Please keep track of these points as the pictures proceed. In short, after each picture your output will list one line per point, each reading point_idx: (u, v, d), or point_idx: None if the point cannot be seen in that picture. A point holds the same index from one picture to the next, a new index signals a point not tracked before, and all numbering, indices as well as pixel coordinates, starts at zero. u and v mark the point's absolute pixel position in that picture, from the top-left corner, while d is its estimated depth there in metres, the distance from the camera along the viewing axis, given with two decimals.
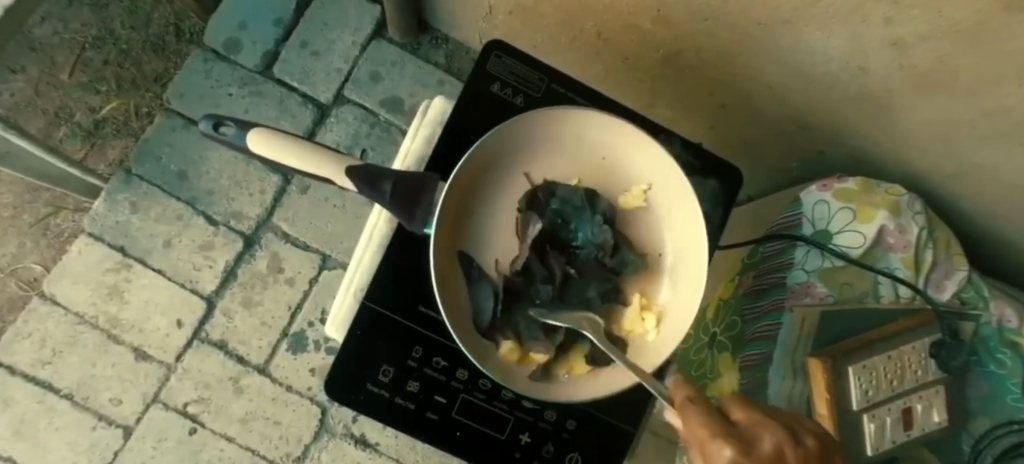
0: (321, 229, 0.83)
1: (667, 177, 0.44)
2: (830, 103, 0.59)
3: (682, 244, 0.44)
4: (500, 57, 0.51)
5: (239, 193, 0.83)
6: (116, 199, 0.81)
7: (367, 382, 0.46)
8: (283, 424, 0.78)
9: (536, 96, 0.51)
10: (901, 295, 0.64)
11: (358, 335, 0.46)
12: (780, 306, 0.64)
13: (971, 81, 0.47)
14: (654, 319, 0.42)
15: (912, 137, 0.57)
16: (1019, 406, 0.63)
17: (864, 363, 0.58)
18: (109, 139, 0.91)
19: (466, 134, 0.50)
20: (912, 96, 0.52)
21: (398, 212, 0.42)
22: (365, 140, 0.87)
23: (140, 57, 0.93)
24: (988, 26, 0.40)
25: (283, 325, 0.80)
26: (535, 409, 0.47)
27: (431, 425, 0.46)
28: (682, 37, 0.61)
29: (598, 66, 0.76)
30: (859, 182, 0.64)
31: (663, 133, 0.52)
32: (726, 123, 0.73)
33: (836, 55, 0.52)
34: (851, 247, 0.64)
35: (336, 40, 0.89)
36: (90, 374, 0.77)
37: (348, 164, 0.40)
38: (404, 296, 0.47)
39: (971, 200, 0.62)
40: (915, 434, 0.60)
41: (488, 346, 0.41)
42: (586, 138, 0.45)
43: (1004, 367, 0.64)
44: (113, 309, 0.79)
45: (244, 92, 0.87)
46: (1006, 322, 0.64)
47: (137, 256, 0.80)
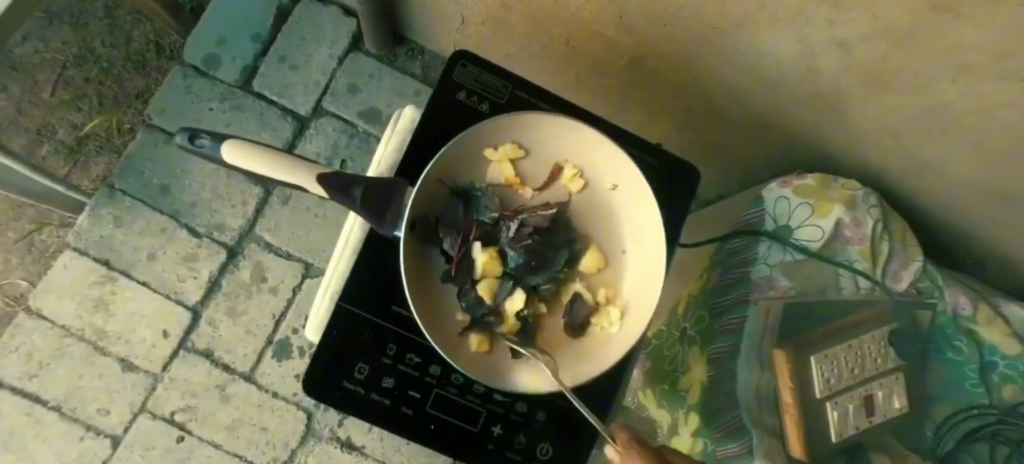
0: (303, 239, 0.85)
1: (625, 174, 0.47)
2: (785, 102, 0.62)
3: (639, 233, 0.48)
4: (466, 66, 0.53)
5: (221, 205, 0.85)
6: (101, 214, 0.83)
7: (343, 379, 0.48)
8: (270, 429, 0.79)
9: (501, 103, 0.53)
10: (861, 286, 0.67)
11: (334, 335, 0.48)
12: (746, 299, 0.67)
13: (910, 79, 0.50)
14: (618, 311, 0.46)
15: (864, 133, 0.60)
16: (978, 390, 0.66)
17: (824, 353, 0.61)
18: (92, 155, 0.92)
19: (434, 138, 0.51)
20: (859, 94, 0.55)
21: (367, 216, 0.44)
22: (344, 151, 0.89)
23: (120, 74, 0.94)
24: (917, 25, 0.42)
25: (267, 333, 0.82)
26: (506, 401, 0.49)
27: (406, 419, 0.48)
28: (644, 42, 0.64)
29: (567, 73, 0.78)
30: (817, 178, 0.66)
31: (625, 136, 0.54)
32: (691, 125, 0.75)
33: (785, 56, 0.54)
34: (811, 240, 0.67)
35: (314, 54, 0.91)
36: (77, 385, 0.78)
37: (318, 172, 0.42)
38: (378, 297, 0.49)
39: (923, 193, 0.65)
40: (878, 420, 0.63)
41: (463, 342, 0.45)
42: (546, 139, 0.48)
43: (961, 353, 0.67)
44: (99, 321, 0.80)
45: (224, 106, 0.89)
46: (961, 311, 0.67)
47: (122, 269, 0.82)
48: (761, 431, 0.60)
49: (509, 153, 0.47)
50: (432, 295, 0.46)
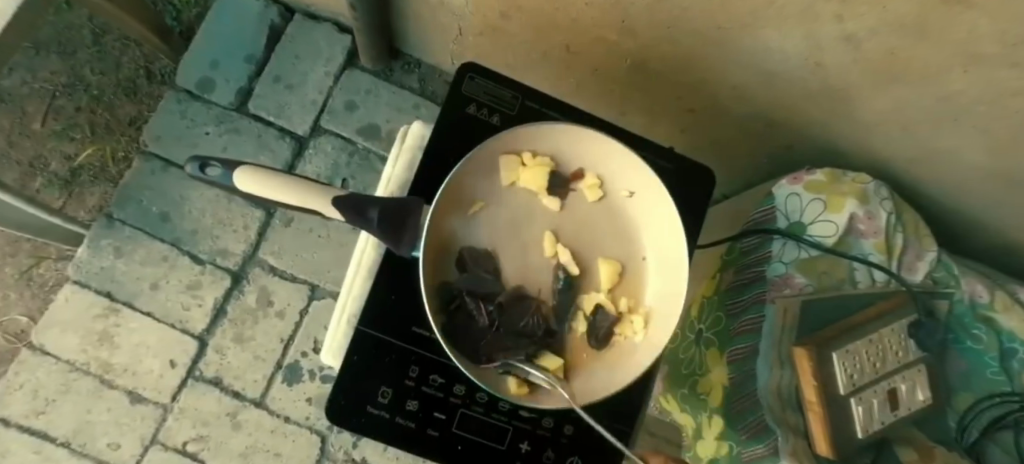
0: (307, 260, 0.84)
1: (643, 181, 0.46)
2: (793, 99, 0.61)
3: (659, 239, 0.47)
4: (474, 79, 0.52)
5: (223, 230, 0.84)
6: (100, 245, 0.81)
7: (367, 404, 0.47)
8: (284, 455, 0.78)
9: (512, 113, 0.52)
10: (876, 280, 0.66)
11: (356, 360, 0.47)
12: (763, 298, 0.66)
13: (921, 71, 0.49)
14: (641, 321, 0.45)
15: (874, 125, 0.60)
16: (998, 378, 0.66)
17: (847, 348, 0.60)
18: (87, 186, 0.91)
19: (445, 153, 0.51)
20: (870, 87, 0.54)
21: (386, 239, 0.43)
22: (345, 169, 0.88)
23: (112, 101, 0.93)
24: (929, 18, 0.42)
25: (277, 357, 0.80)
26: (532, 417, 0.48)
27: (432, 441, 0.47)
28: (648, 45, 0.63)
29: (569, 79, 0.78)
30: (826, 173, 0.67)
31: (638, 141, 0.53)
32: (696, 126, 0.75)
33: (794, 53, 0.54)
34: (825, 236, 0.66)
35: (308, 72, 0.90)
36: (85, 420, 0.76)
37: (334, 195, 0.41)
38: (397, 318, 0.48)
39: (934, 182, 0.65)
40: (902, 414, 0.63)
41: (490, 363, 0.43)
42: (561, 147, 0.47)
43: (980, 342, 0.67)
44: (105, 354, 0.78)
45: (221, 130, 0.87)
46: (978, 298, 0.67)
47: (125, 300, 0.80)
48: (785, 430, 0.58)
49: (541, 163, 0.46)
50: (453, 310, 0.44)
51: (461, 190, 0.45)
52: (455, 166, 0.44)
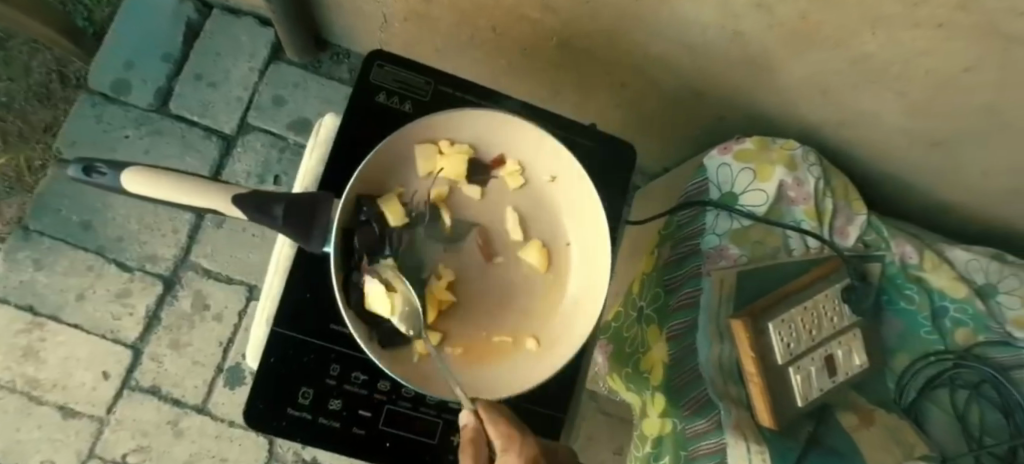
0: (243, 260, 0.81)
1: (562, 164, 0.45)
2: (716, 70, 0.61)
3: (582, 223, 0.46)
4: (383, 66, 0.50)
5: (150, 235, 0.81)
6: (18, 258, 0.78)
7: (287, 406, 0.44)
8: (230, 460, 0.76)
9: (424, 101, 0.50)
10: (810, 245, 0.67)
11: (273, 362, 0.45)
12: (699, 271, 0.65)
13: (831, 33, 0.49)
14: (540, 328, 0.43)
15: (796, 93, 0.60)
16: (932, 337, 0.67)
17: (783, 318, 0.61)
18: (2, 198, 0.85)
19: (356, 145, 0.49)
20: (786, 52, 0.54)
21: (293, 234, 0.40)
22: (277, 165, 0.85)
23: (24, 107, 0.88)
24: None
25: (217, 361, 0.78)
26: (463, 408, 0.47)
27: (359, 441, 0.45)
28: (569, 23, 0.62)
29: (499, 61, 0.76)
30: (756, 142, 0.66)
31: (557, 122, 0.52)
32: (628, 102, 0.74)
33: (710, 22, 0.53)
34: (756, 206, 0.66)
35: (231, 69, 0.87)
36: (15, 440, 0.73)
37: (235, 193, 0.38)
38: (315, 316, 0.46)
39: (859, 147, 0.66)
40: (840, 380, 0.64)
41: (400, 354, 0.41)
42: (478, 133, 0.45)
43: (913, 301, 0.68)
44: (31, 370, 0.75)
45: (141, 132, 0.84)
46: (908, 259, 0.68)
47: (50, 314, 0.77)
48: (727, 403, 0.59)
49: (461, 150, 0.44)
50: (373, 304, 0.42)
51: (375, 182, 0.43)
52: (366, 156, 0.42)
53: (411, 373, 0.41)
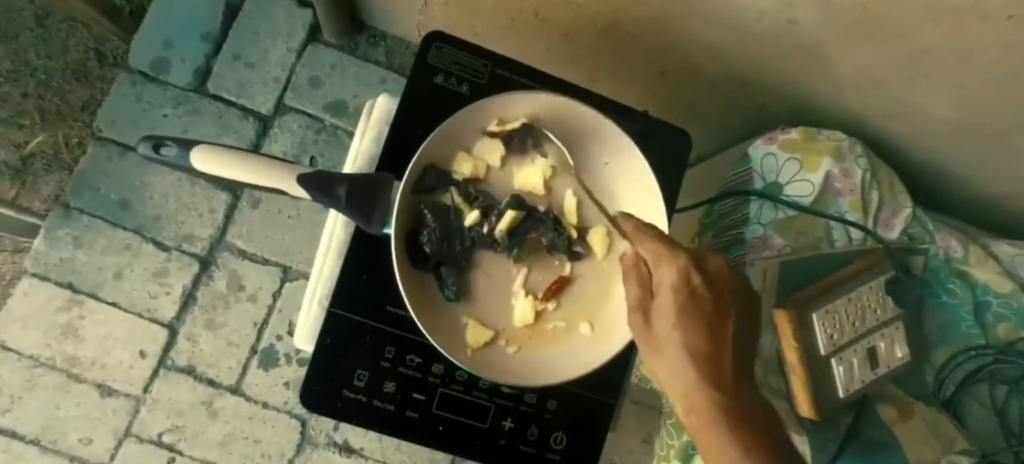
0: (277, 242, 0.81)
1: (618, 147, 0.44)
2: (767, 60, 0.59)
3: (637, 208, 0.44)
4: (441, 48, 0.49)
5: (187, 215, 0.81)
6: (58, 236, 0.78)
7: (343, 388, 0.44)
8: (264, 441, 0.77)
9: (481, 82, 0.50)
10: (853, 237, 0.66)
11: (328, 344, 0.44)
12: (742, 261, 0.65)
13: (894, 25, 0.47)
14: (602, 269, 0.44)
15: (848, 84, 0.58)
16: (973, 332, 0.67)
17: (827, 308, 0.60)
18: (41, 175, 0.86)
19: (413, 127, 0.48)
20: (842, 44, 0.52)
21: (354, 216, 0.40)
22: (313, 147, 0.85)
23: (62, 86, 0.88)
24: None
25: (251, 342, 0.78)
26: (513, 394, 0.46)
27: (413, 424, 0.45)
28: (616, 9, 0.61)
29: (538, 46, 0.75)
30: (801, 131, 0.66)
31: (611, 106, 0.52)
32: (670, 89, 0.73)
33: (765, 11, 0.51)
34: (802, 196, 0.65)
35: (269, 49, 0.86)
36: (54, 416, 0.74)
37: (298, 171, 0.37)
38: (369, 298, 0.45)
39: (908, 138, 0.65)
40: (882, 372, 0.63)
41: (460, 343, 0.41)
42: (531, 114, 0.44)
43: (955, 295, 0.67)
44: (70, 348, 0.76)
45: (179, 112, 0.84)
46: (953, 252, 0.68)
47: (88, 291, 0.77)
48: None
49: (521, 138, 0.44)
50: (431, 308, 0.42)
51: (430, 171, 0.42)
52: (422, 144, 0.41)
53: (475, 361, 0.41)
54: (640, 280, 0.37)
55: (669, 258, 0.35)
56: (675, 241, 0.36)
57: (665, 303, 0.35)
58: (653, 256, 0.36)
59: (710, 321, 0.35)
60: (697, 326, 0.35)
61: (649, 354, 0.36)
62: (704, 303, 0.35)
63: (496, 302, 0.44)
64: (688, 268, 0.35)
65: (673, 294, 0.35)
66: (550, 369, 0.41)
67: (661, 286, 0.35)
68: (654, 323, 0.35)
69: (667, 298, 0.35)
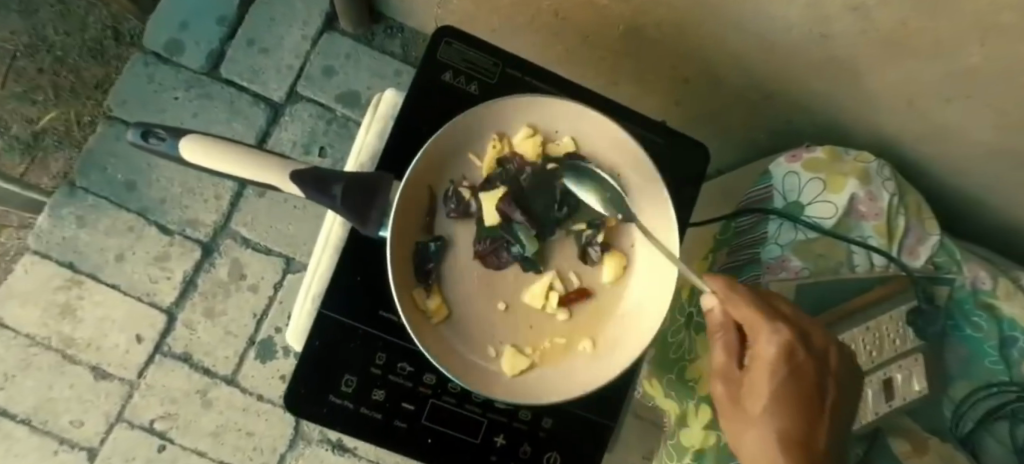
0: (281, 232, 0.80)
1: (631, 159, 0.41)
2: (796, 72, 0.56)
3: (647, 223, 0.42)
4: (451, 44, 0.47)
5: (192, 200, 0.80)
6: (62, 215, 0.77)
7: (329, 393, 0.43)
8: (256, 434, 0.75)
9: (492, 82, 0.48)
10: (875, 263, 0.63)
11: (317, 346, 0.43)
12: (756, 282, 0.63)
13: (935, 42, 0.44)
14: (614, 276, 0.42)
15: (881, 102, 0.55)
16: (998, 367, 0.63)
17: (842, 337, 0.58)
18: (50, 151, 0.86)
19: (419, 126, 0.46)
20: (875, 60, 0.49)
21: (351, 216, 0.38)
22: (323, 137, 0.83)
23: (77, 63, 0.88)
24: None
25: (249, 333, 0.77)
26: (507, 409, 0.44)
27: (400, 435, 0.43)
28: (640, 12, 0.58)
29: (558, 46, 0.73)
30: (827, 151, 0.63)
31: (626, 115, 0.49)
32: (692, 98, 0.70)
33: (797, 22, 0.48)
34: (824, 218, 0.63)
35: (285, 36, 0.85)
36: (47, 397, 0.74)
37: (292, 168, 0.35)
38: (363, 302, 0.44)
39: (940, 163, 0.61)
40: (897, 404, 0.60)
41: (458, 355, 0.39)
42: (540, 116, 0.41)
43: (980, 330, 0.64)
44: (67, 329, 0.75)
45: (191, 94, 0.83)
46: (981, 285, 0.64)
47: (88, 272, 0.76)
48: None
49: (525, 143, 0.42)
50: (429, 316, 0.40)
51: (429, 173, 0.40)
52: (425, 143, 0.39)
53: (473, 375, 0.39)
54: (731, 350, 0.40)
55: (766, 324, 0.39)
56: (776, 317, 0.40)
57: (760, 379, 0.39)
58: (746, 324, 0.39)
59: (805, 397, 0.39)
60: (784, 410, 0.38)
61: (738, 418, 0.39)
62: (801, 385, 0.39)
63: (490, 317, 0.41)
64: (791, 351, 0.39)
65: (768, 381, 0.39)
66: (547, 388, 0.39)
67: (765, 356, 0.39)
68: (754, 390, 0.39)
69: (761, 385, 0.39)
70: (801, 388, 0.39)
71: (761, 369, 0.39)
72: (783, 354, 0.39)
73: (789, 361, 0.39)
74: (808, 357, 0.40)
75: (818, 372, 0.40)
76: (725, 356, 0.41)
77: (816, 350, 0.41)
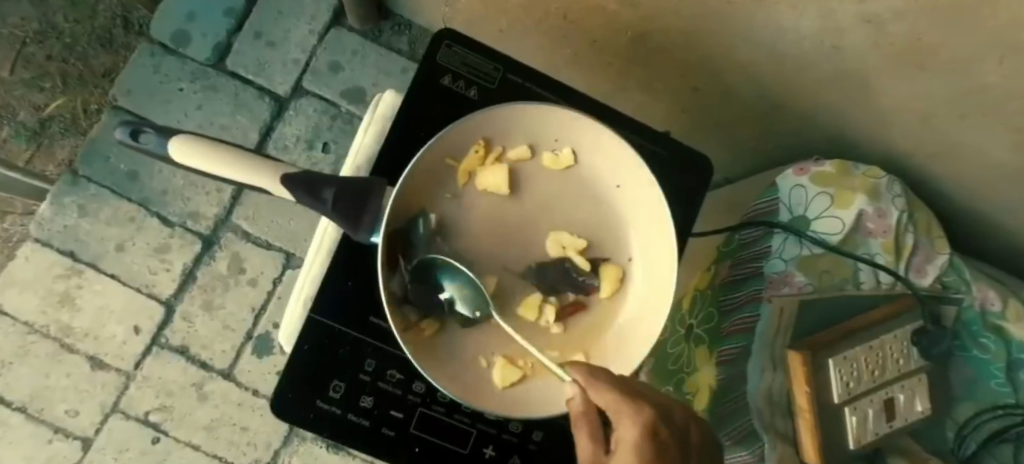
0: (282, 227, 0.80)
1: (631, 171, 0.40)
2: (807, 84, 0.55)
3: (646, 237, 0.41)
4: (452, 47, 0.47)
5: (194, 192, 0.80)
6: (64, 203, 0.77)
7: (316, 398, 0.42)
8: (251, 429, 0.75)
9: (491, 88, 0.47)
10: (881, 280, 0.62)
11: (306, 350, 0.42)
12: (757, 296, 0.62)
13: (950, 58, 0.42)
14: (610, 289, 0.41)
15: (893, 118, 0.54)
16: (1003, 390, 0.61)
17: (845, 355, 0.56)
18: (56, 139, 0.86)
19: (415, 130, 0.46)
20: (889, 75, 0.48)
21: (341, 220, 0.37)
22: (326, 132, 0.83)
23: (85, 51, 0.88)
24: (962, 5, 0.35)
25: (247, 327, 0.77)
26: (498, 420, 0.44)
27: (387, 442, 0.42)
28: (648, 18, 0.57)
29: (565, 49, 0.72)
30: (836, 164, 0.61)
31: (628, 125, 0.48)
32: (700, 106, 0.69)
33: (808, 34, 0.47)
34: (829, 233, 0.62)
35: (292, 30, 0.85)
36: (43, 385, 0.74)
37: (283, 172, 0.35)
38: (355, 306, 0.43)
39: (952, 181, 0.60)
40: (898, 425, 0.59)
41: (451, 364, 0.39)
42: (540, 124, 0.40)
43: (988, 351, 0.62)
44: (65, 317, 0.75)
45: (196, 86, 0.82)
46: (990, 306, 0.62)
47: (88, 261, 0.76)
48: (773, 437, 0.54)
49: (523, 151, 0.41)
50: (421, 326, 0.39)
51: (422, 182, 0.39)
52: (421, 151, 0.38)
53: (466, 386, 0.38)
54: (595, 435, 0.29)
55: (627, 396, 0.29)
56: (632, 392, 0.30)
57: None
58: (608, 403, 0.30)
59: None
60: None
61: None
62: None
63: (486, 328, 0.41)
64: (648, 427, 0.28)
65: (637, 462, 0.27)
66: (540, 401, 0.38)
67: (624, 435, 0.28)
68: None
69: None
70: None
71: (626, 459, 0.28)
72: (652, 432, 0.28)
73: (653, 439, 0.28)
74: (672, 436, 0.29)
75: (681, 453, 0.29)
76: (587, 446, 0.29)
77: (682, 432, 0.30)
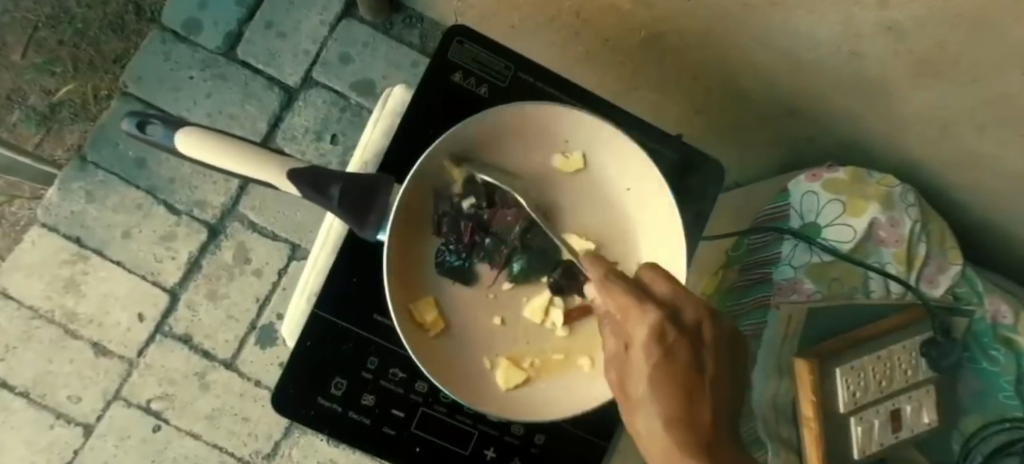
0: (288, 218, 0.79)
1: (640, 173, 0.40)
2: (823, 89, 0.54)
3: (654, 241, 0.41)
4: (463, 44, 0.46)
5: (201, 181, 0.79)
6: (72, 188, 0.77)
7: (318, 395, 0.42)
8: (252, 420, 0.75)
9: (502, 86, 0.46)
10: (892, 290, 0.61)
11: (308, 347, 0.42)
12: (766, 302, 0.62)
13: (972, 67, 0.41)
14: None
15: (910, 126, 0.53)
16: (1011, 403, 0.61)
17: (853, 364, 0.55)
18: (66, 124, 0.86)
19: (425, 126, 0.45)
20: (908, 83, 0.47)
21: (347, 218, 0.37)
22: (335, 124, 0.83)
23: (97, 36, 0.87)
24: (986, 16, 0.35)
25: (251, 318, 0.77)
26: (500, 422, 0.43)
27: (388, 441, 0.42)
28: (664, 19, 0.56)
29: (578, 47, 0.71)
30: (849, 172, 0.60)
31: (639, 128, 0.48)
32: (713, 108, 0.68)
33: (827, 39, 0.46)
34: (841, 241, 0.61)
35: (303, 20, 0.84)
36: (46, 370, 0.74)
37: (289, 167, 0.35)
38: (358, 304, 0.43)
39: (967, 192, 0.59)
40: (904, 436, 0.58)
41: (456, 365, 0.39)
42: (550, 125, 0.40)
43: (998, 363, 0.61)
44: (70, 303, 0.75)
45: (206, 75, 0.82)
46: (1001, 319, 0.61)
47: (95, 248, 0.76)
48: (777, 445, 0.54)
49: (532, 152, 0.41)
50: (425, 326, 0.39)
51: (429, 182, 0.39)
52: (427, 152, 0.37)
53: (470, 389, 0.38)
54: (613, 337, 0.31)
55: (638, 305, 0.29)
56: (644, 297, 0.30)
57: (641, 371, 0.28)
58: (620, 313, 0.30)
59: (689, 399, 0.27)
60: (673, 404, 0.27)
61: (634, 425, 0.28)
62: (689, 374, 0.28)
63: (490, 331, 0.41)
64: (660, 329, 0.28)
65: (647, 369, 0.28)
66: (543, 405, 0.38)
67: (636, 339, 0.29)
68: (628, 382, 0.29)
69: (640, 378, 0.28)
70: (681, 387, 0.28)
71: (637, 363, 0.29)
72: (658, 333, 0.28)
73: (662, 343, 0.28)
74: (685, 337, 0.29)
75: (697, 351, 0.29)
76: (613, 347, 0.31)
77: (694, 331, 0.29)
